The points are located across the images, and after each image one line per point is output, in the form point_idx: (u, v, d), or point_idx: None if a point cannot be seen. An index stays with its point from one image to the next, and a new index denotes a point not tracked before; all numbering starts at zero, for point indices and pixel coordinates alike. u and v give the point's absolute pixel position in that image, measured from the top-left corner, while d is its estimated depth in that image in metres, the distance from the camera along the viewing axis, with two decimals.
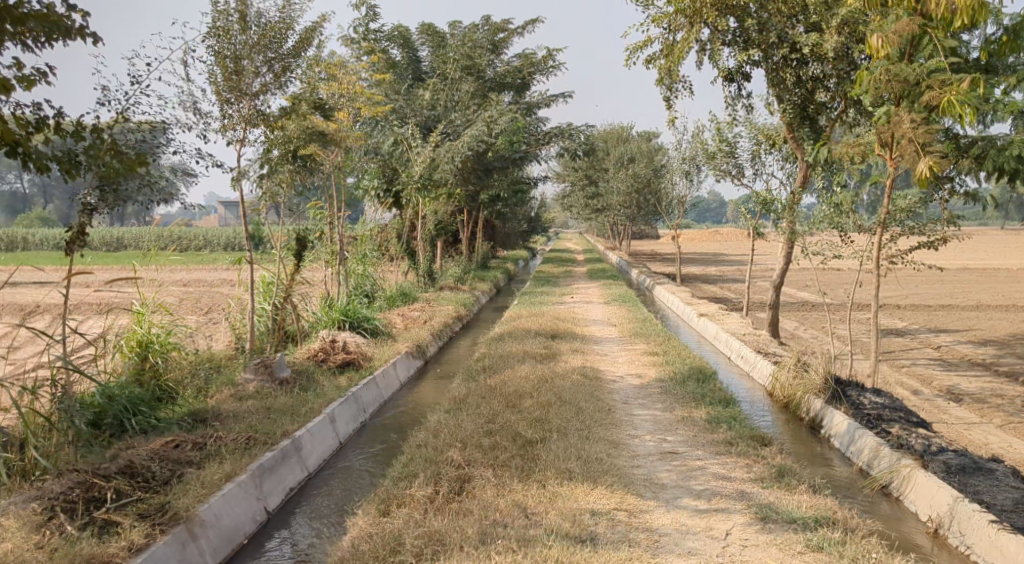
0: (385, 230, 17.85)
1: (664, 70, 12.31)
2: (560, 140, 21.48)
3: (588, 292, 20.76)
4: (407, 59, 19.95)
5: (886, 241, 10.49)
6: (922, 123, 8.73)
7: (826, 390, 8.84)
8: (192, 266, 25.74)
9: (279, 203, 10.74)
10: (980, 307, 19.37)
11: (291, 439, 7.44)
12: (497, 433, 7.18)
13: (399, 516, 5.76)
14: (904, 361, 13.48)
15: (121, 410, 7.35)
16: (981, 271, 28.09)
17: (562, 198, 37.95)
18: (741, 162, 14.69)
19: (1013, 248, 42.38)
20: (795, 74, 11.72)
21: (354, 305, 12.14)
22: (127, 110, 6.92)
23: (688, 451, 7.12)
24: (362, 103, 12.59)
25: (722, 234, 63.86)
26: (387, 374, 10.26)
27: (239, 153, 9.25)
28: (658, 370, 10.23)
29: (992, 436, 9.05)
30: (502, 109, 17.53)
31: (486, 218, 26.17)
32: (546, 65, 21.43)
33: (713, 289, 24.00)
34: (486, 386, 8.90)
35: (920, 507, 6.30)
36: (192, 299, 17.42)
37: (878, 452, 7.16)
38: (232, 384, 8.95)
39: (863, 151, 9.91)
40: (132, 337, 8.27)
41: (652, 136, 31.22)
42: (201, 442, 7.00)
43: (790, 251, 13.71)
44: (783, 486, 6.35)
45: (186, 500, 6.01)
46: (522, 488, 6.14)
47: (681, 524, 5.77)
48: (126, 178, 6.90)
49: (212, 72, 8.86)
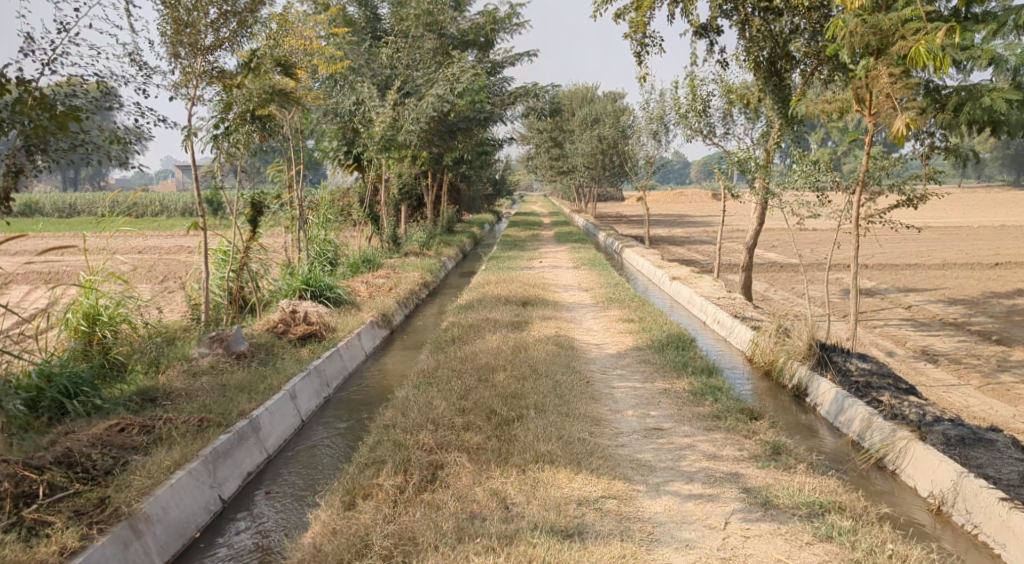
0: (347, 195, 17.11)
1: (633, 22, 11.62)
2: (526, 100, 20.70)
3: (557, 256, 20.23)
4: (365, 16, 18.87)
5: (865, 200, 9.75)
6: (901, 77, 8.16)
7: (811, 356, 8.46)
8: (148, 231, 24.72)
9: (237, 165, 10.01)
10: (945, 265, 19.30)
11: (247, 419, 6.87)
12: (470, 411, 6.71)
13: (367, 510, 5.28)
14: (877, 321, 13.26)
15: (61, 392, 6.77)
16: (945, 230, 28.09)
17: (527, 160, 37.24)
18: (713, 121, 14.15)
19: (974, 206, 42.85)
20: (769, 29, 11.12)
21: (316, 272, 11.51)
22: (53, 60, 6.16)
23: (674, 427, 6.72)
24: (319, 60, 11.66)
25: (686, 196, 63.68)
26: (351, 345, 9.69)
27: (189, 111, 8.53)
28: (635, 337, 9.80)
29: (972, 398, 8.83)
30: (464, 65, 16.69)
31: (450, 180, 25.36)
32: (510, 23, 20.61)
33: (681, 251, 23.70)
34: (456, 358, 8.40)
35: (920, 482, 6.07)
36: (147, 267, 16.61)
37: (871, 424, 6.84)
38: (183, 357, 8.30)
39: (839, 107, 9.22)
40: (79, 311, 7.76)
41: (617, 96, 30.61)
42: (149, 426, 6.42)
43: (764, 212, 13.25)
44: (780, 465, 5.99)
45: (130, 494, 5.45)
46: (501, 474, 5.70)
47: (675, 512, 5.39)
48: (56, 136, 6.14)
49: (161, 23, 8.08)
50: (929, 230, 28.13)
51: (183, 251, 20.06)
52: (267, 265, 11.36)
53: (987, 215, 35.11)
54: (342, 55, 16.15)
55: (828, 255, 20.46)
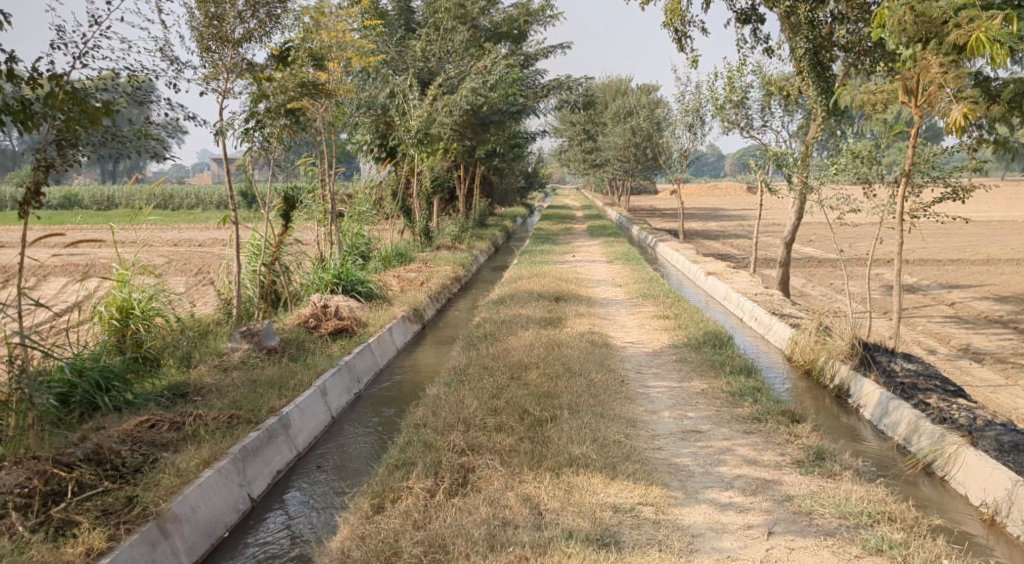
0: (379, 189, 17.04)
1: (670, 9, 11.35)
2: (559, 92, 20.47)
3: (589, 250, 19.99)
4: (398, 9, 18.74)
5: (910, 194, 9.34)
6: (952, 67, 7.78)
7: (854, 355, 8.16)
8: (183, 224, 24.92)
9: (269, 159, 9.90)
10: (989, 261, 18.74)
11: (278, 417, 6.79)
12: (502, 411, 6.57)
13: (397, 514, 5.16)
14: (920, 319, 12.85)
15: (93, 386, 6.74)
16: (990, 224, 27.27)
17: (559, 153, 36.95)
18: (751, 113, 13.82)
19: (1019, 200, 41.76)
20: (810, 17, 10.76)
21: (348, 267, 11.45)
22: (84, 53, 6.07)
23: (712, 430, 6.52)
24: (353, 53, 11.47)
25: (721, 190, 62.83)
26: (382, 341, 9.59)
27: (222, 105, 8.48)
28: (670, 335, 9.58)
29: (1021, 399, 8.47)
30: (497, 58, 16.53)
31: (483, 173, 25.23)
32: (544, 15, 20.38)
33: (716, 245, 23.30)
34: (488, 355, 8.26)
35: (971, 490, 5.81)
36: (182, 260, 16.74)
37: (919, 428, 6.58)
38: (215, 351, 8.25)
39: (884, 98, 8.76)
40: (112, 304, 7.79)
41: (651, 88, 30.23)
42: (179, 422, 6.38)
43: (804, 206, 12.88)
44: (824, 472, 5.77)
45: (159, 493, 5.41)
46: (534, 478, 5.55)
47: (715, 521, 5.20)
48: (87, 129, 6.06)
49: (192, 17, 8.03)
50: (972, 224, 27.38)
51: (218, 244, 20.16)
52: (298, 259, 11.31)
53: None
54: (374, 48, 16.05)
55: (868, 250, 19.96)
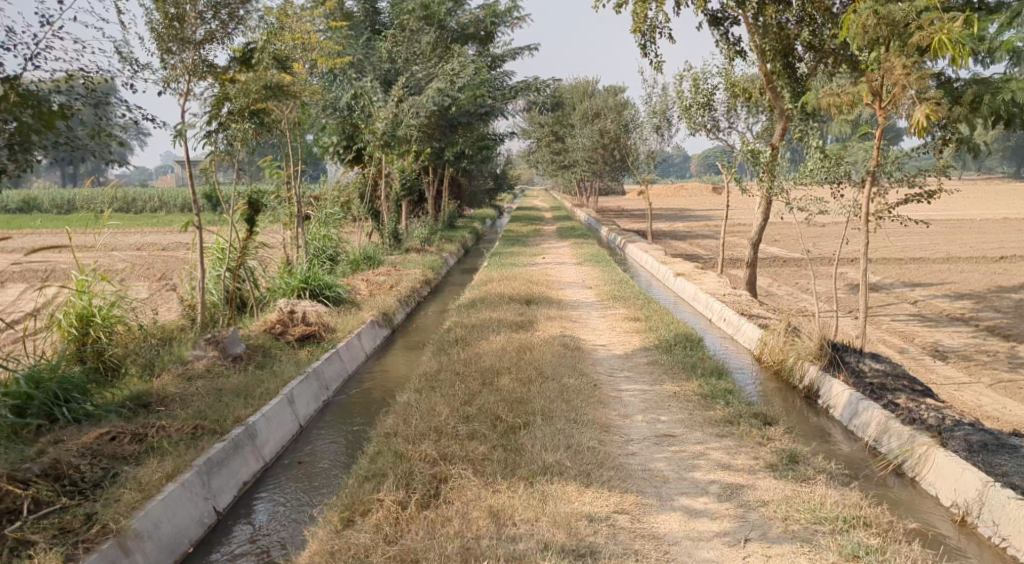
0: (346, 191, 16.83)
1: (636, 13, 11.33)
2: (527, 94, 20.41)
3: (559, 252, 19.95)
4: (363, 10, 18.53)
5: (876, 195, 9.27)
6: (915, 69, 7.74)
7: (823, 356, 8.20)
8: (145, 229, 24.39)
9: (232, 161, 9.70)
10: (950, 259, 19.08)
11: (244, 427, 6.63)
12: (474, 418, 6.48)
13: (367, 528, 5.05)
14: (884, 317, 13.01)
15: (50, 398, 6.51)
16: (950, 223, 27.79)
17: (528, 154, 36.91)
18: (717, 115, 13.90)
19: (975, 199, 42.72)
20: (777, 19, 10.80)
21: (315, 271, 11.27)
22: (36, 55, 5.91)
23: (686, 434, 6.49)
24: (318, 54, 11.31)
25: (688, 190, 63.31)
26: (351, 347, 9.45)
27: (183, 108, 8.29)
28: (642, 337, 9.54)
29: (985, 396, 8.57)
30: (464, 60, 16.44)
31: (451, 175, 25.10)
32: (511, 17, 20.32)
33: (684, 245, 23.41)
34: (459, 361, 8.16)
35: (942, 491, 5.84)
36: (145, 266, 16.38)
37: (889, 429, 6.61)
38: (177, 359, 8.03)
39: (850, 99, 8.76)
40: (71, 312, 7.55)
41: (618, 90, 30.32)
42: (141, 434, 6.19)
43: (771, 208, 12.97)
44: (798, 476, 5.77)
45: (119, 510, 5.23)
46: (508, 488, 5.47)
47: (691, 529, 5.16)
48: (39, 133, 5.83)
49: (150, 18, 7.84)
50: (932, 223, 27.85)
51: (181, 248, 19.75)
52: (264, 263, 11.09)
53: (986, 209, 34.87)
54: (340, 49, 15.86)
55: (833, 249, 20.18)
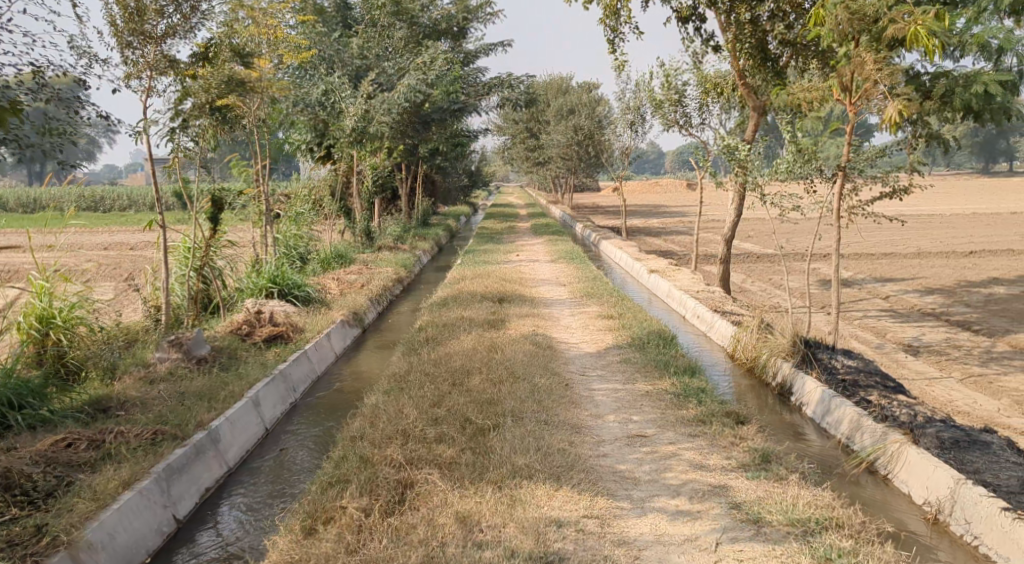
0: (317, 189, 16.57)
1: (607, 8, 11.22)
2: (500, 91, 20.27)
3: (534, 249, 19.85)
4: (334, 5, 18.27)
5: (847, 191, 9.22)
6: (885, 64, 7.72)
7: (795, 353, 8.15)
8: (113, 227, 23.88)
9: (195, 159, 9.45)
10: (921, 254, 19.22)
11: (206, 431, 6.44)
12: (444, 420, 6.34)
13: (330, 536, 4.90)
14: (856, 313, 13.04)
15: (4, 403, 6.27)
16: (921, 218, 28.08)
17: (503, 150, 36.77)
18: (689, 112, 13.87)
19: (947, 194, 43.20)
20: (749, 15, 10.74)
21: (284, 270, 11.06)
22: None
23: (658, 434, 6.40)
24: (285, 49, 11.09)
25: (663, 187, 63.50)
26: (320, 347, 9.26)
27: (145, 104, 8.06)
28: (615, 335, 9.45)
29: (956, 391, 8.59)
30: (436, 54, 16.29)
31: (425, 172, 24.89)
32: (483, 13, 20.21)
33: (659, 242, 23.40)
34: (429, 361, 8.02)
35: (914, 489, 5.81)
36: (111, 265, 16.01)
37: (861, 426, 6.57)
38: (139, 361, 7.79)
39: (820, 96, 8.76)
40: (30, 313, 7.30)
41: (592, 86, 30.29)
42: (99, 440, 5.99)
43: (744, 204, 12.94)
44: (771, 476, 5.70)
45: (72, 520, 5.04)
46: (475, 492, 5.35)
47: (662, 533, 5.08)
48: None
49: (109, 11, 7.60)
50: (903, 218, 28.10)
51: (150, 248, 19.32)
52: (231, 262, 10.85)
53: (955, 205, 35.33)
54: (308, 44, 15.61)
55: (806, 246, 20.25)
